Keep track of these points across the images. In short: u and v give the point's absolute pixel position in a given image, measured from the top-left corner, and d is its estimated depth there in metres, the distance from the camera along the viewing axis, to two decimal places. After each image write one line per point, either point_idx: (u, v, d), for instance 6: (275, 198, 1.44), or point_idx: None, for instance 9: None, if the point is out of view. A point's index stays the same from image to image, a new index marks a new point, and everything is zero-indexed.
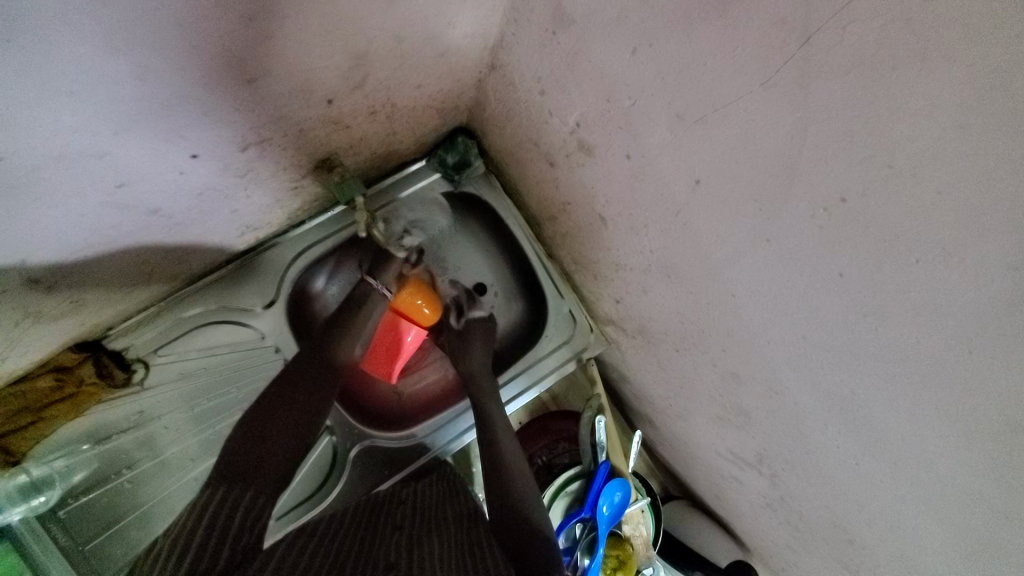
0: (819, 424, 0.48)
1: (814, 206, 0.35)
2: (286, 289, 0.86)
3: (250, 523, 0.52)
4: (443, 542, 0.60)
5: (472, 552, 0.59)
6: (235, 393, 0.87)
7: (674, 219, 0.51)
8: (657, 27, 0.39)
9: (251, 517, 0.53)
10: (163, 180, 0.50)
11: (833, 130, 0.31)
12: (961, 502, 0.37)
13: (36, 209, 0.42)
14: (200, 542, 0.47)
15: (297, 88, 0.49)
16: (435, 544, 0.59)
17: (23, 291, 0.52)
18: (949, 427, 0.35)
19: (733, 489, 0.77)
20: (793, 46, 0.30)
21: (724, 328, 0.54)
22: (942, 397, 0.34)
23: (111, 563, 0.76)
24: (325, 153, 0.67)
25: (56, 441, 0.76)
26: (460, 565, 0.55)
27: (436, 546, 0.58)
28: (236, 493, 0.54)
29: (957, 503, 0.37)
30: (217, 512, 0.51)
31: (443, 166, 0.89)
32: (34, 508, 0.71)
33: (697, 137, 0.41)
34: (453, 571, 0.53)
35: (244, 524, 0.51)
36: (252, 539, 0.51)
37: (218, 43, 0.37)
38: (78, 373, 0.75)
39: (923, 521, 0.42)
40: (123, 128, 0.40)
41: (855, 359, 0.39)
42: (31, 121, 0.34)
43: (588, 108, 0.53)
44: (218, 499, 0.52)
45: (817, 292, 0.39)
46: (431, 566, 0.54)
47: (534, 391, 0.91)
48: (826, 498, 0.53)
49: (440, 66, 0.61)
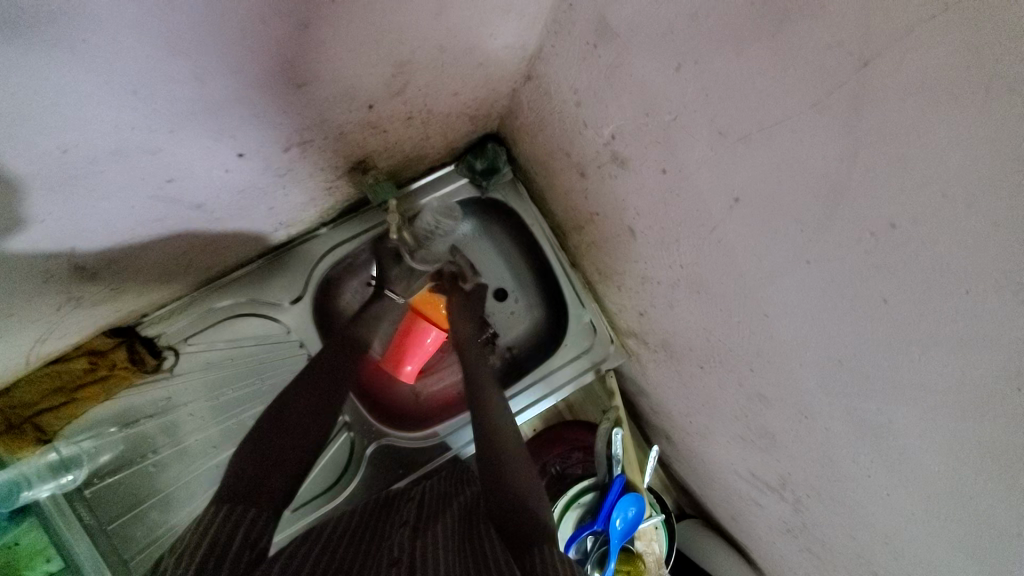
0: (850, 452, 0.46)
1: (860, 230, 0.34)
2: (313, 285, 0.88)
3: (253, 538, 0.49)
4: (448, 525, 0.60)
5: (475, 534, 0.57)
6: (259, 384, 0.88)
7: (708, 235, 0.50)
8: (704, 45, 0.39)
9: (253, 534, 0.50)
10: (209, 177, 0.52)
11: (885, 155, 0.30)
12: (999, 546, 0.36)
13: (90, 200, 0.44)
14: (207, 550, 0.45)
15: (341, 94, 0.50)
16: (441, 528, 0.59)
17: (71, 276, 0.54)
18: (989, 467, 0.33)
19: (751, 512, 0.75)
20: (848, 69, 0.30)
21: (753, 348, 0.53)
22: (984, 435, 0.33)
23: (130, 545, 0.78)
24: (361, 155, 0.68)
25: (87, 421, 0.78)
26: (461, 549, 0.54)
27: (442, 529, 0.58)
28: (239, 511, 0.51)
29: (993, 547, 0.36)
30: (220, 530, 0.48)
31: (472, 171, 0.90)
32: (62, 485, 0.74)
33: (739, 154, 0.41)
34: (454, 555, 0.52)
35: (244, 543, 0.48)
36: (253, 556, 0.48)
37: (272, 48, 0.38)
38: (111, 357, 0.78)
39: (956, 561, 0.40)
40: (177, 126, 0.42)
41: (893, 389, 0.38)
42: (94, 116, 0.35)
43: (625, 121, 0.53)
44: (221, 516, 0.50)
45: (857, 318, 0.38)
46: (435, 548, 0.53)
47: (551, 399, 0.90)
48: (852, 528, 0.52)
49: (477, 75, 0.62)
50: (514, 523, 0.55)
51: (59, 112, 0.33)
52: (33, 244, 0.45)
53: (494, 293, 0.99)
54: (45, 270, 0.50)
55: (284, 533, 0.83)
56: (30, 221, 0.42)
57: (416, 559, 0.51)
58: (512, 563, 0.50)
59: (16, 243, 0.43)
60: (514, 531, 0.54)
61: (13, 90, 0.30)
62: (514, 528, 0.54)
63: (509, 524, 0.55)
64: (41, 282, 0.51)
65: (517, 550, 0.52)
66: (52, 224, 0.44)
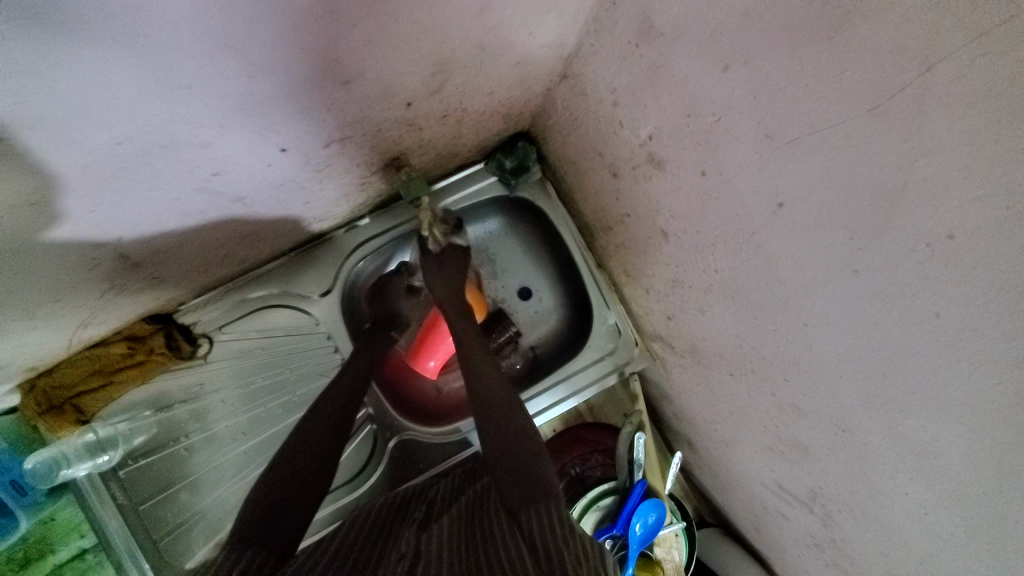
0: (888, 468, 0.45)
1: (916, 240, 0.33)
2: (342, 278, 0.89)
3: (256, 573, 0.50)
4: (454, 514, 0.61)
5: (483, 524, 0.57)
6: (289, 374, 0.90)
7: (747, 241, 0.49)
8: (755, 45, 0.38)
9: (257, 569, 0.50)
10: (251, 172, 0.53)
11: (947, 166, 0.29)
12: None
13: (140, 192, 0.45)
14: None
15: (381, 91, 0.51)
16: (446, 519, 0.60)
17: (115, 265, 0.56)
18: None
19: (776, 524, 0.74)
20: (912, 75, 0.29)
21: (789, 358, 0.51)
22: None
23: (160, 526, 0.81)
24: (395, 153, 0.69)
25: (123, 403, 0.81)
26: (468, 547, 0.52)
27: (447, 520, 0.59)
28: (244, 551, 0.51)
29: None
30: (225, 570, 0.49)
31: (500, 169, 0.90)
32: (98, 466, 0.78)
33: (787, 158, 0.40)
34: (459, 555, 0.51)
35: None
36: None
37: (321, 48, 0.39)
38: (149, 343, 0.80)
39: None
40: (226, 122, 0.43)
41: (940, 408, 0.37)
42: (154, 108, 0.37)
43: (665, 122, 0.53)
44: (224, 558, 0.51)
45: (904, 331, 0.37)
46: (439, 539, 0.54)
47: (573, 400, 0.89)
48: (884, 546, 0.50)
49: (513, 74, 0.61)
50: (528, 510, 0.54)
51: (119, 102, 0.34)
52: (75, 235, 0.46)
53: (518, 291, 0.99)
54: (91, 259, 0.52)
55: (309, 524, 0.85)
56: (65, 216, 0.42)
57: (420, 559, 0.51)
58: (523, 555, 0.49)
59: (52, 234, 0.44)
60: (526, 517, 0.53)
61: (79, 83, 0.31)
62: (527, 513, 0.54)
63: (522, 510, 0.54)
64: (87, 269, 0.53)
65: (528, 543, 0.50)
66: (102, 214, 0.45)
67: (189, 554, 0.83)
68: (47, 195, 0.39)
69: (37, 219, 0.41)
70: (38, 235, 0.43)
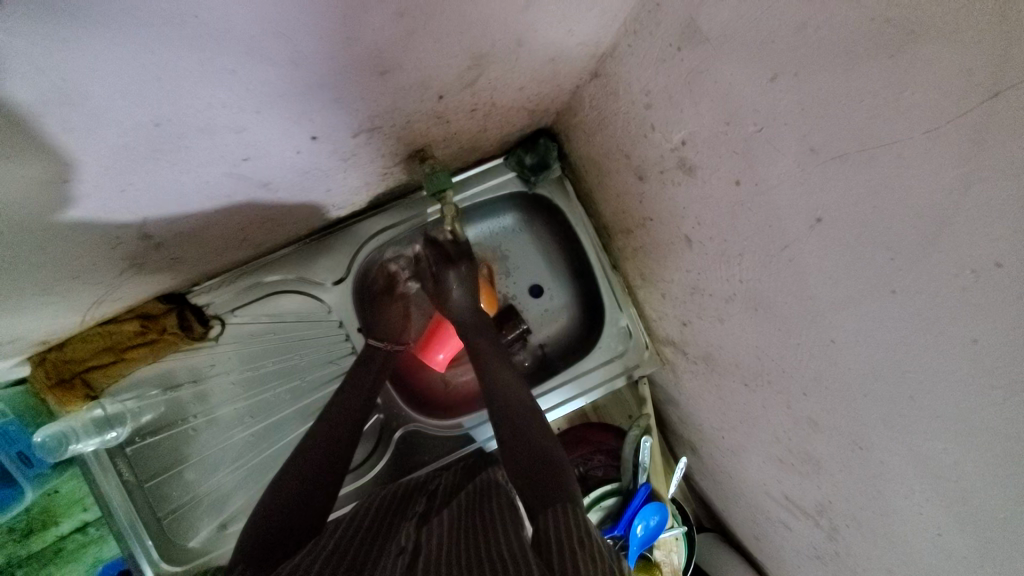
0: (905, 489, 0.44)
1: (961, 266, 0.33)
2: (355, 267, 0.88)
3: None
4: (454, 508, 0.60)
5: (485, 516, 0.56)
6: (297, 360, 0.89)
7: (778, 253, 0.49)
8: (809, 57, 0.37)
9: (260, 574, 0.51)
10: (280, 157, 0.54)
11: (1002, 193, 0.29)
12: None
13: (171, 173, 0.46)
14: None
15: (417, 82, 0.51)
16: (446, 513, 0.59)
17: (138, 244, 0.56)
18: None
19: (778, 534, 0.74)
20: (976, 99, 0.29)
21: (810, 373, 0.51)
22: None
23: (164, 502, 0.82)
24: (421, 144, 0.68)
25: (129, 382, 0.80)
26: (466, 540, 0.51)
27: (447, 514, 0.58)
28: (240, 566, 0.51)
29: None
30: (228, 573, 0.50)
31: (521, 165, 0.89)
32: (106, 442, 0.78)
33: (831, 174, 0.39)
34: (458, 549, 0.50)
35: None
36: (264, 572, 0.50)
37: (364, 35, 0.39)
38: (162, 322, 0.79)
39: None
40: (263, 108, 0.44)
41: (967, 431, 0.36)
42: (198, 92, 0.37)
43: (701, 128, 0.52)
44: None
45: (937, 355, 0.36)
46: (438, 532, 0.54)
47: (581, 400, 0.89)
48: (891, 563, 0.50)
49: (547, 70, 0.61)
50: (543, 510, 0.53)
51: (164, 86, 0.35)
52: (94, 215, 0.46)
53: (530, 288, 0.98)
54: (115, 237, 0.52)
55: None
56: (91, 195, 0.43)
57: (421, 553, 0.50)
58: (526, 552, 0.47)
59: (75, 213, 0.44)
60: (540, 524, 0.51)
61: (130, 65, 0.31)
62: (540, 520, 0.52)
63: (536, 517, 0.52)
64: (110, 247, 0.53)
65: (539, 543, 0.49)
66: (133, 194, 0.46)
67: (193, 532, 0.83)
68: (71, 172, 0.38)
69: (56, 199, 0.40)
70: (56, 215, 0.42)
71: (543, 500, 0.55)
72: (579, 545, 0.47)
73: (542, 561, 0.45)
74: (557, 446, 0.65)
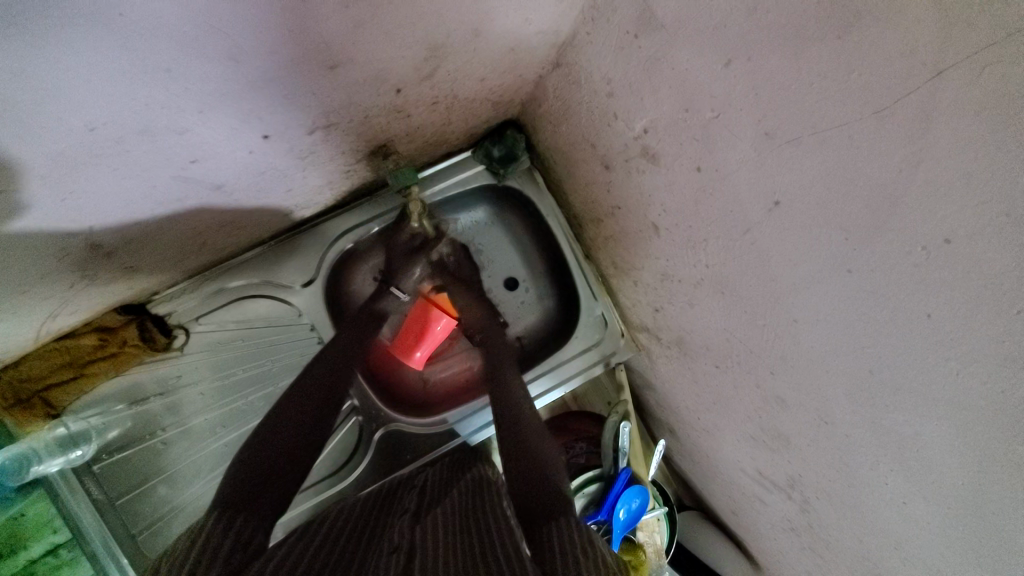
0: (870, 460, 0.46)
1: (911, 244, 0.33)
2: (324, 268, 0.86)
3: (247, 540, 0.46)
4: (448, 507, 0.60)
5: (479, 518, 0.56)
6: (270, 365, 0.86)
7: (740, 237, 0.50)
8: (760, 42, 0.38)
9: (247, 538, 0.46)
10: (232, 158, 0.52)
11: (945, 171, 0.30)
12: (1008, 554, 0.36)
13: (114, 178, 0.44)
14: (202, 553, 0.42)
15: (371, 76, 0.49)
16: (441, 510, 0.59)
17: (87, 254, 0.53)
18: (1012, 477, 0.33)
19: (754, 508, 0.76)
20: (918, 80, 0.29)
21: (776, 352, 0.52)
22: (1011, 448, 0.32)
23: (138, 519, 0.79)
24: (383, 140, 0.67)
25: (91, 398, 0.78)
26: (462, 541, 0.51)
27: (442, 511, 0.58)
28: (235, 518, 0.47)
29: (1004, 554, 0.36)
30: (215, 534, 0.45)
31: (488, 158, 0.88)
32: (70, 461, 0.75)
33: (786, 157, 0.40)
34: (455, 549, 0.49)
35: (237, 545, 0.45)
36: (246, 556, 0.45)
37: (311, 27, 0.38)
38: (121, 335, 0.77)
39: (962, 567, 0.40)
40: (207, 107, 0.42)
41: (925, 402, 0.37)
42: (130, 93, 0.35)
43: (662, 116, 0.52)
44: (213, 521, 0.46)
45: (893, 330, 0.38)
46: (435, 529, 0.54)
47: (560, 389, 0.89)
48: (860, 531, 0.52)
49: (507, 60, 0.60)
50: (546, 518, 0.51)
51: (95, 88, 0.33)
52: (37, 227, 0.44)
53: (505, 282, 0.98)
54: (62, 248, 0.49)
55: (292, 513, 0.83)
56: (35, 205, 0.41)
57: (417, 548, 0.50)
58: (522, 558, 0.46)
59: (23, 223, 0.42)
60: (543, 528, 0.50)
61: (52, 66, 0.30)
62: (544, 525, 0.51)
63: (534, 526, 0.51)
64: (56, 259, 0.51)
65: (537, 550, 0.48)
66: (77, 202, 0.44)
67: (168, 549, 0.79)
68: (12, 182, 0.37)
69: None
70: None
71: (545, 507, 0.53)
72: (563, 544, 0.47)
73: (537, 568, 0.44)
74: (558, 454, 0.65)
